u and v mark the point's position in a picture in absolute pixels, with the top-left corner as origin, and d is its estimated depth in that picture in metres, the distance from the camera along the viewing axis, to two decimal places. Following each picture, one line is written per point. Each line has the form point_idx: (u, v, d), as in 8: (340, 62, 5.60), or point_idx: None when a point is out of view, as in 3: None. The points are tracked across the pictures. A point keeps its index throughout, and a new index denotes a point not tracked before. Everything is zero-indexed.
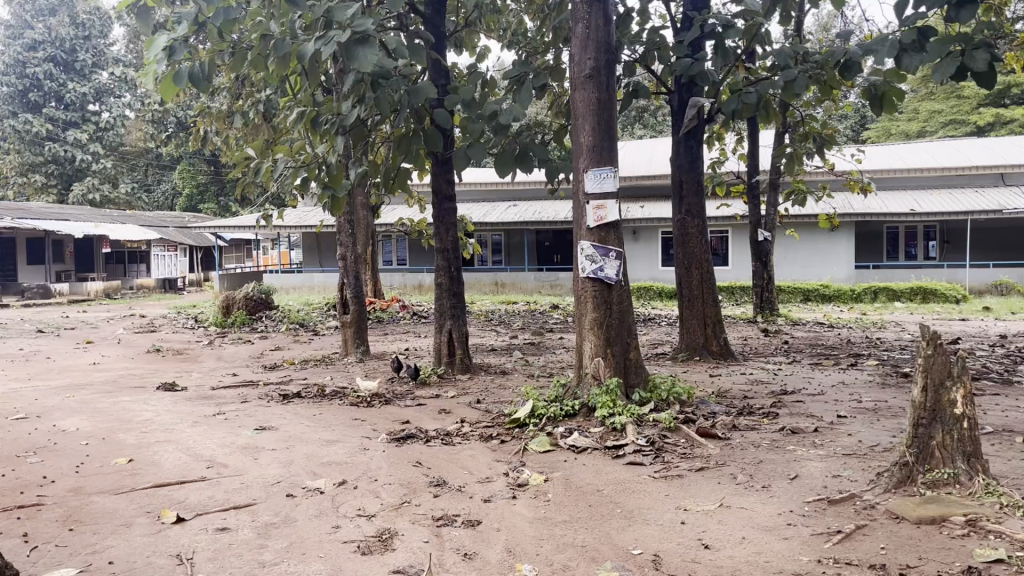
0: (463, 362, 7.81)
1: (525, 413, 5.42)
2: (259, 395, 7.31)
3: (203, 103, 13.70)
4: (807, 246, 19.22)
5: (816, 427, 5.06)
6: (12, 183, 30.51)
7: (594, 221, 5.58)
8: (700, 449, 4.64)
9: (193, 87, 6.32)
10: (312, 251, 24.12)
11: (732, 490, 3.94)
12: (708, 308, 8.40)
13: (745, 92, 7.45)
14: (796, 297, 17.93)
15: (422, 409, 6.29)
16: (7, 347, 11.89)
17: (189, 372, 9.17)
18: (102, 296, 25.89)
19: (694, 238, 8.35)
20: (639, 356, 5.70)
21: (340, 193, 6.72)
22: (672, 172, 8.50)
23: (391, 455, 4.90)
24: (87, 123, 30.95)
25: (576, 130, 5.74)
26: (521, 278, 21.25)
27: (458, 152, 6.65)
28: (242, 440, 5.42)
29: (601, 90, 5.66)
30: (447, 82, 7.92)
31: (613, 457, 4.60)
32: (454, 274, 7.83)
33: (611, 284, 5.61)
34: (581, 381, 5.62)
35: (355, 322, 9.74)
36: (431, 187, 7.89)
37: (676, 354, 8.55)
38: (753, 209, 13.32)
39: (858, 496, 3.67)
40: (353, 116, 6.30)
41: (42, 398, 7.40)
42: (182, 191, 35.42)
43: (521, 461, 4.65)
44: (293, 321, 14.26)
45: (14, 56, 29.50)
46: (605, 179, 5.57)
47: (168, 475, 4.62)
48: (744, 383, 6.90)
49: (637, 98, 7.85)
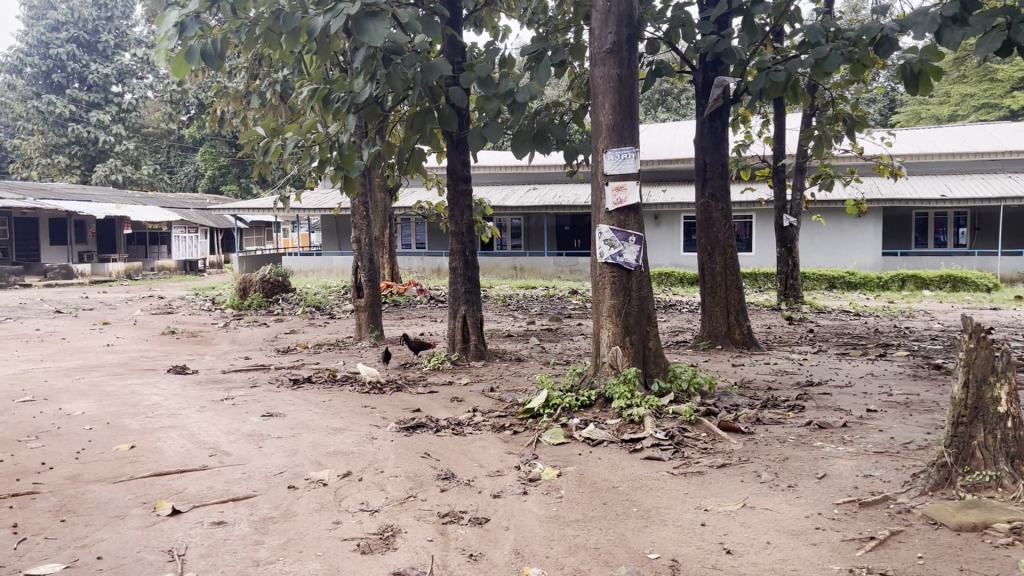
0: (477, 348, 7.59)
1: (539, 403, 5.22)
2: (269, 379, 7.18)
3: (222, 83, 13.55)
4: (834, 232, 18.84)
5: (845, 422, 4.81)
6: (36, 164, 30.63)
7: (613, 204, 5.35)
8: (722, 444, 4.42)
9: (205, 65, 6.14)
10: (331, 233, 24.02)
11: (756, 489, 3.72)
12: (731, 295, 8.14)
13: (774, 69, 7.18)
14: (820, 284, 17.55)
15: (435, 396, 6.11)
16: (23, 327, 11.85)
17: (202, 355, 9.05)
18: (124, 277, 25.96)
19: (719, 222, 8.08)
20: (659, 346, 5.49)
21: (352, 173, 6.54)
22: (696, 154, 8.24)
23: (399, 445, 4.72)
24: (109, 105, 30.98)
25: (596, 108, 5.50)
26: (540, 262, 21.01)
27: (474, 133, 6.36)
28: (248, 427, 5.26)
29: (623, 67, 5.41)
30: (464, 59, 7.68)
31: (631, 452, 4.39)
32: (469, 257, 7.61)
33: (631, 269, 5.37)
34: (598, 371, 5.41)
35: (369, 306, 9.56)
36: (446, 169, 7.67)
37: (697, 342, 8.32)
38: (778, 193, 13.00)
39: (891, 499, 3.44)
40: (364, 93, 6.07)
41: (51, 381, 7.29)
42: (204, 173, 35.46)
43: (534, 454, 4.46)
44: (310, 304, 14.15)
45: (38, 37, 29.64)
46: (625, 160, 5.33)
47: (168, 463, 4.46)
48: (767, 374, 6.65)
49: (661, 77, 7.59)
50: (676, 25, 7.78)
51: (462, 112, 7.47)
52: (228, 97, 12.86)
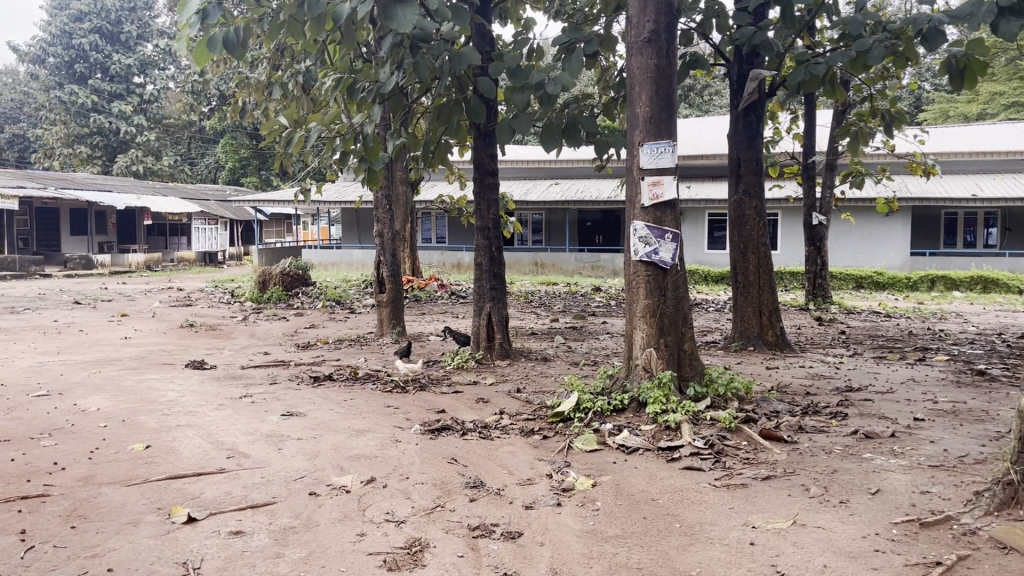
0: (502, 347, 7.37)
1: (569, 406, 5.00)
2: (289, 376, 7.01)
3: (244, 74, 13.43)
4: (861, 230, 18.48)
5: (893, 432, 4.56)
6: (58, 154, 30.68)
7: (649, 200, 5.13)
8: (765, 454, 4.19)
9: (228, 54, 6.00)
10: (351, 226, 23.90)
11: (805, 505, 3.49)
12: (764, 295, 7.90)
13: (813, 62, 6.93)
14: (847, 284, 17.23)
15: (459, 397, 5.91)
16: (41, 318, 11.77)
17: (220, 350, 8.90)
18: (143, 268, 25.95)
19: (752, 220, 7.82)
20: (694, 348, 5.27)
21: (376, 166, 6.33)
22: (730, 149, 7.98)
23: (424, 449, 4.53)
24: (131, 96, 31.01)
25: (632, 100, 5.27)
26: (561, 258, 20.76)
27: (503, 125, 6.13)
28: (267, 427, 5.09)
29: (661, 56, 5.18)
30: (491, 49, 7.47)
31: (668, 461, 4.17)
32: (495, 253, 7.40)
33: (666, 268, 5.15)
34: (631, 373, 5.19)
35: (391, 302, 9.37)
36: (472, 162, 7.46)
37: (729, 343, 8.07)
38: (808, 190, 12.68)
39: (954, 519, 3.20)
40: (390, 83, 5.85)
41: (68, 374, 7.16)
42: (225, 164, 35.49)
43: (566, 461, 4.24)
44: (329, 298, 14.01)
45: (61, 27, 29.76)
46: (662, 154, 5.11)
47: (184, 465, 4.29)
48: (804, 378, 6.40)
49: (695, 69, 7.33)
50: (711, 16, 7.51)
51: (490, 103, 7.27)
52: (251, 88, 12.72)
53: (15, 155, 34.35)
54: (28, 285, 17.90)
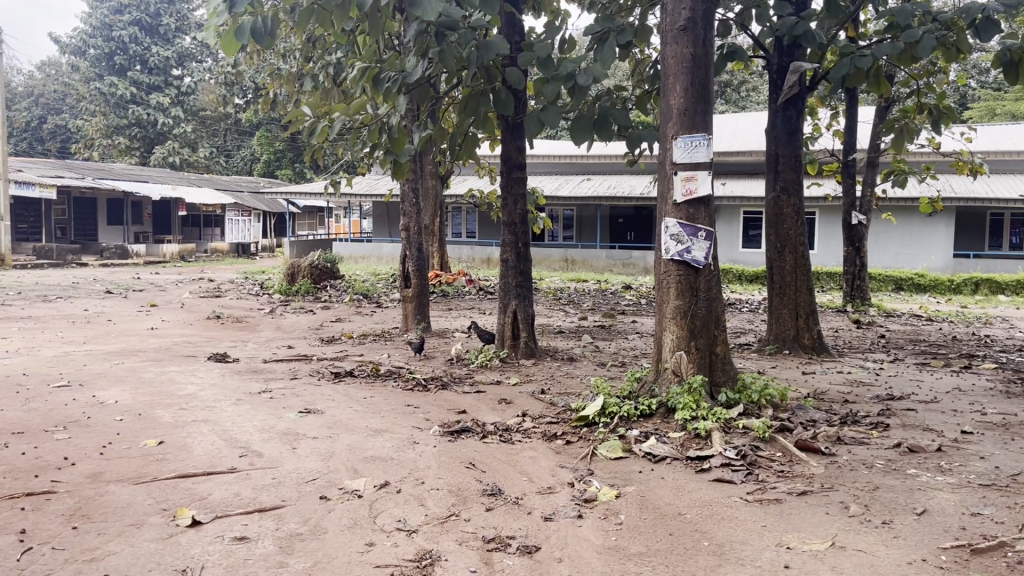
0: (528, 346, 7.18)
1: (594, 411, 4.79)
2: (310, 371, 6.89)
3: (276, 66, 13.39)
4: (903, 230, 17.99)
5: (939, 445, 4.31)
6: (97, 145, 30.99)
7: (681, 195, 4.90)
8: (801, 467, 3.95)
9: (255, 44, 5.78)
10: (381, 220, 23.85)
11: (843, 525, 3.26)
12: (800, 297, 7.62)
13: (859, 53, 6.63)
14: (887, 286, 16.77)
15: (481, 397, 5.74)
16: (72, 307, 11.79)
17: (244, 342, 8.82)
18: (177, 258, 26.13)
19: (790, 219, 7.55)
20: (727, 351, 5.04)
21: (402, 158, 6.16)
22: (767, 144, 7.71)
23: (442, 452, 4.35)
24: (169, 88, 31.29)
25: (666, 92, 5.05)
26: (592, 255, 20.51)
27: (531, 116, 5.92)
28: (283, 425, 4.95)
29: (697, 45, 4.95)
30: (522, 39, 7.28)
31: (697, 472, 3.96)
32: (521, 249, 7.20)
33: (699, 267, 4.92)
34: (659, 377, 4.98)
35: (416, 297, 9.22)
36: (500, 156, 7.26)
37: (763, 346, 7.81)
38: (848, 189, 12.29)
39: (1009, 546, 2.96)
40: (415, 72, 5.66)
41: (90, 365, 7.11)
42: (260, 157, 35.66)
43: (590, 469, 4.05)
44: (357, 292, 13.92)
45: (101, 19, 30.18)
46: (697, 148, 4.88)
47: (195, 463, 4.16)
48: (842, 384, 6.13)
49: (733, 61, 7.06)
50: (750, 6, 7.24)
51: (519, 95, 7.06)
52: (282, 80, 12.67)
53: (56, 146, 34.84)
54: (62, 274, 18.04)
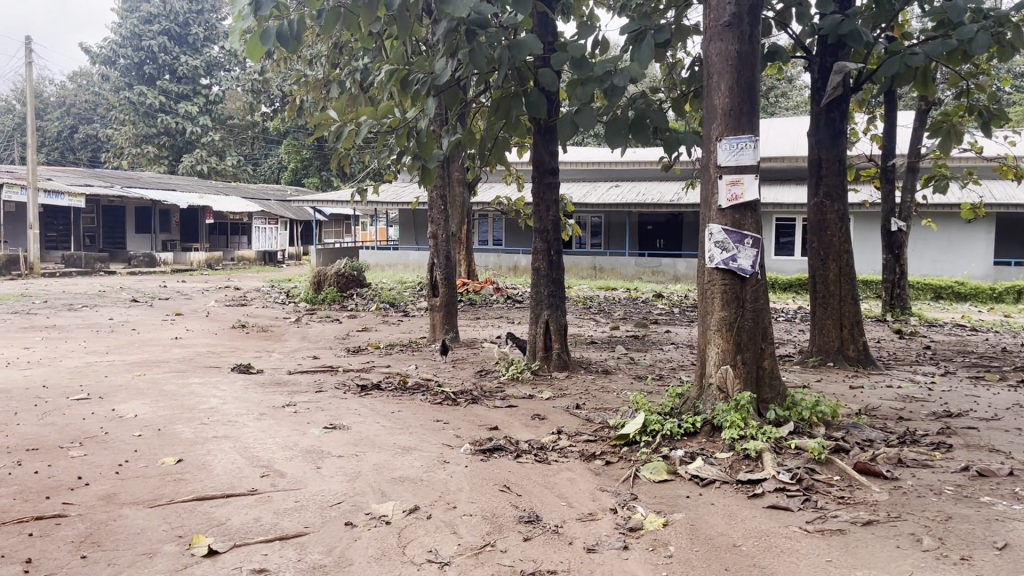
0: (561, 358, 6.92)
1: (635, 429, 4.52)
2: (336, 383, 6.66)
3: (303, 73, 13.26)
4: (943, 237, 17.51)
5: (1010, 469, 3.98)
6: (127, 154, 31.19)
7: (726, 200, 4.63)
8: (862, 493, 3.65)
9: (281, 48, 5.57)
10: (408, 228, 23.70)
11: (918, 561, 2.96)
12: (845, 307, 7.28)
13: (909, 53, 6.23)
14: (926, 294, 16.30)
15: (513, 412, 5.48)
16: (97, 316, 11.71)
17: (269, 353, 8.63)
18: (204, 266, 26.11)
19: (833, 225, 7.23)
20: (774, 366, 4.76)
21: (430, 164, 5.92)
22: (810, 148, 7.40)
23: (474, 473, 4.10)
24: (197, 97, 31.45)
25: (710, 91, 4.78)
26: (621, 263, 20.19)
27: (565, 120, 5.64)
28: (307, 442, 4.73)
29: (743, 42, 4.67)
30: (554, 39, 7.03)
31: (749, 498, 3.68)
32: (553, 257, 6.93)
33: (746, 276, 4.64)
34: (703, 394, 4.71)
35: (444, 306, 8.98)
36: (531, 161, 7.00)
37: (806, 358, 7.48)
38: (887, 195, 11.89)
39: None
40: (444, 74, 5.40)
41: (111, 376, 6.94)
42: (288, 165, 35.73)
43: (633, 493, 3.78)
44: (384, 300, 13.73)
45: (131, 29, 30.47)
46: (742, 150, 4.61)
47: (215, 483, 3.95)
48: (893, 400, 5.80)
49: (775, 61, 6.76)
50: (791, 5, 6.94)
51: (551, 97, 6.82)
52: (309, 87, 12.53)
53: (87, 155, 35.15)
54: (90, 282, 18.07)
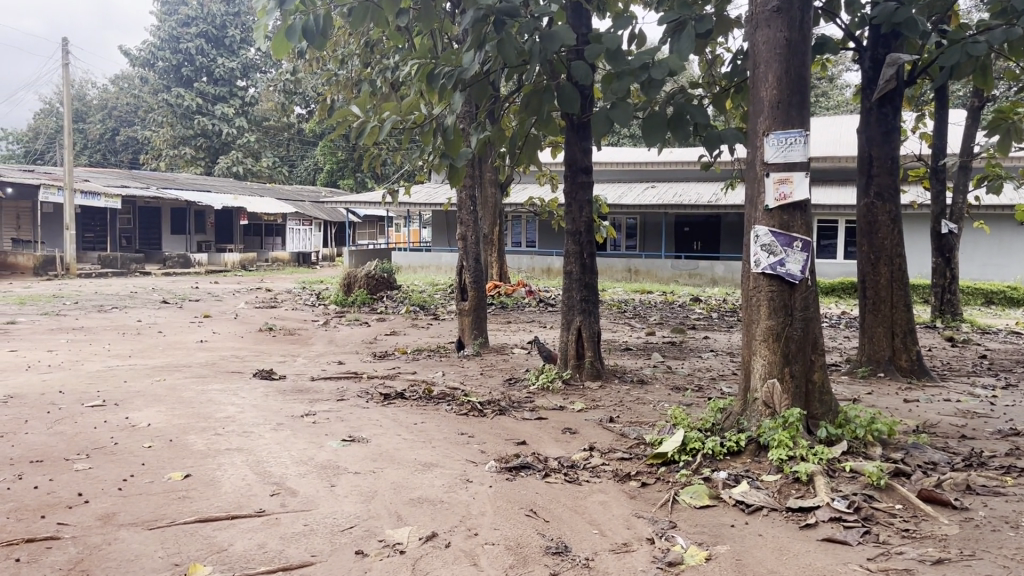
0: (593, 367, 6.58)
1: (674, 447, 4.18)
2: (358, 391, 6.39)
3: (335, 72, 13.08)
4: (994, 241, 16.88)
5: None
6: (164, 155, 31.36)
7: (774, 200, 4.29)
8: (928, 525, 3.28)
9: (307, 44, 5.25)
10: (441, 229, 23.49)
11: None
12: (897, 313, 6.86)
13: (971, 40, 5.79)
14: (976, 299, 15.68)
15: (543, 425, 5.16)
16: (124, 318, 11.58)
17: (294, 357, 8.40)
18: (238, 267, 26.11)
19: (885, 227, 6.81)
20: (826, 380, 4.38)
21: (457, 162, 5.60)
22: (859, 146, 7.00)
23: (498, 494, 3.80)
24: (233, 98, 31.59)
25: (756, 81, 4.43)
26: (657, 265, 19.77)
27: (599, 114, 5.30)
28: (323, 456, 4.45)
29: (792, 29, 4.31)
30: (589, 30, 6.72)
31: (801, 528, 3.33)
32: (587, 261, 6.58)
33: (795, 283, 4.27)
34: (746, 408, 4.36)
35: (473, 310, 8.67)
36: (564, 159, 6.66)
37: (854, 368, 7.08)
38: (937, 196, 11.36)
39: None
40: (470, 66, 5.07)
41: (130, 381, 6.74)
42: (323, 167, 35.78)
43: (671, 521, 3.45)
44: (414, 303, 13.50)
45: (169, 32, 30.75)
46: (792, 146, 4.25)
47: (221, 503, 3.68)
48: (953, 416, 5.38)
49: (824, 52, 6.35)
50: None
51: (584, 92, 6.49)
52: (340, 86, 12.34)
53: (127, 157, 35.44)
54: (123, 283, 18.06)
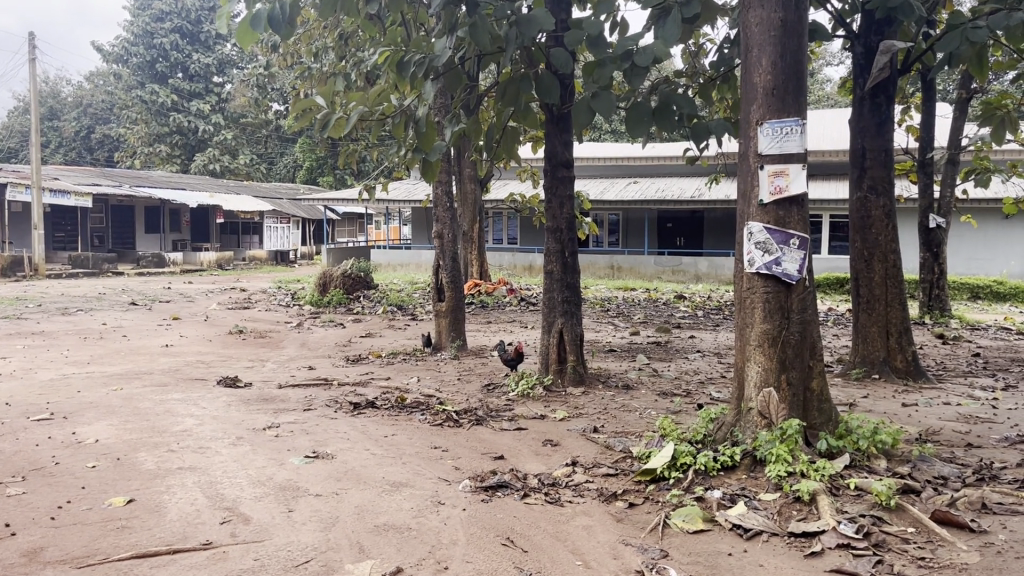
0: (576, 372, 6.24)
1: (663, 464, 3.85)
2: (327, 400, 6.02)
3: (309, 66, 12.66)
4: (981, 235, 16.73)
5: None
6: (139, 153, 30.72)
7: (768, 194, 3.97)
8: (946, 552, 2.98)
9: (273, 34, 4.84)
10: (420, 227, 23.10)
11: None
12: (891, 312, 6.57)
13: (970, 26, 5.47)
14: (962, 294, 15.50)
15: (522, 437, 4.82)
16: (89, 321, 11.12)
17: (263, 362, 8.02)
18: (214, 267, 25.41)
19: (879, 222, 6.51)
20: (824, 387, 4.07)
21: (432, 157, 5.23)
22: (851, 139, 6.69)
23: (471, 518, 3.46)
24: (209, 95, 31.03)
25: (747, 68, 4.10)
26: (640, 262, 19.54)
27: (581, 105, 4.92)
28: (283, 476, 4.09)
29: (786, 8, 3.98)
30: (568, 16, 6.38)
31: (806, 556, 3.03)
32: (568, 260, 6.25)
33: (791, 283, 3.95)
34: (740, 418, 4.04)
35: (450, 310, 8.32)
36: (543, 153, 6.30)
37: (847, 370, 6.80)
38: (924, 189, 11.08)
39: None
40: (441, 53, 4.64)
41: (84, 391, 6.33)
42: (302, 164, 35.31)
43: (662, 550, 3.13)
44: (391, 303, 13.12)
45: (143, 27, 30.15)
46: (788, 135, 3.94)
47: (165, 533, 3.32)
48: (955, 421, 5.10)
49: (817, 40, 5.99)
50: None
51: (564, 81, 6.15)
52: (314, 80, 11.95)
53: (102, 155, 34.73)
54: (92, 285, 17.55)
